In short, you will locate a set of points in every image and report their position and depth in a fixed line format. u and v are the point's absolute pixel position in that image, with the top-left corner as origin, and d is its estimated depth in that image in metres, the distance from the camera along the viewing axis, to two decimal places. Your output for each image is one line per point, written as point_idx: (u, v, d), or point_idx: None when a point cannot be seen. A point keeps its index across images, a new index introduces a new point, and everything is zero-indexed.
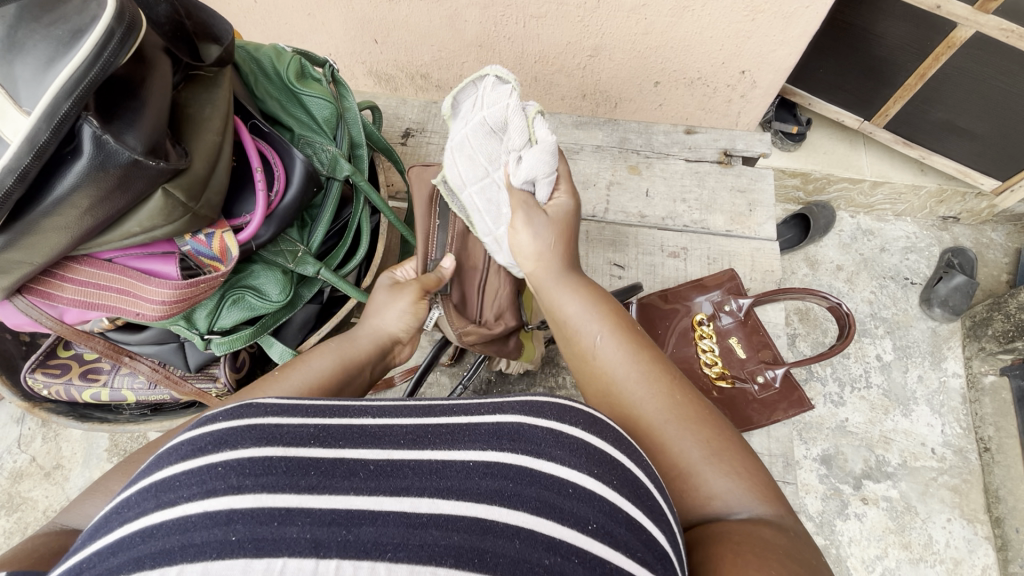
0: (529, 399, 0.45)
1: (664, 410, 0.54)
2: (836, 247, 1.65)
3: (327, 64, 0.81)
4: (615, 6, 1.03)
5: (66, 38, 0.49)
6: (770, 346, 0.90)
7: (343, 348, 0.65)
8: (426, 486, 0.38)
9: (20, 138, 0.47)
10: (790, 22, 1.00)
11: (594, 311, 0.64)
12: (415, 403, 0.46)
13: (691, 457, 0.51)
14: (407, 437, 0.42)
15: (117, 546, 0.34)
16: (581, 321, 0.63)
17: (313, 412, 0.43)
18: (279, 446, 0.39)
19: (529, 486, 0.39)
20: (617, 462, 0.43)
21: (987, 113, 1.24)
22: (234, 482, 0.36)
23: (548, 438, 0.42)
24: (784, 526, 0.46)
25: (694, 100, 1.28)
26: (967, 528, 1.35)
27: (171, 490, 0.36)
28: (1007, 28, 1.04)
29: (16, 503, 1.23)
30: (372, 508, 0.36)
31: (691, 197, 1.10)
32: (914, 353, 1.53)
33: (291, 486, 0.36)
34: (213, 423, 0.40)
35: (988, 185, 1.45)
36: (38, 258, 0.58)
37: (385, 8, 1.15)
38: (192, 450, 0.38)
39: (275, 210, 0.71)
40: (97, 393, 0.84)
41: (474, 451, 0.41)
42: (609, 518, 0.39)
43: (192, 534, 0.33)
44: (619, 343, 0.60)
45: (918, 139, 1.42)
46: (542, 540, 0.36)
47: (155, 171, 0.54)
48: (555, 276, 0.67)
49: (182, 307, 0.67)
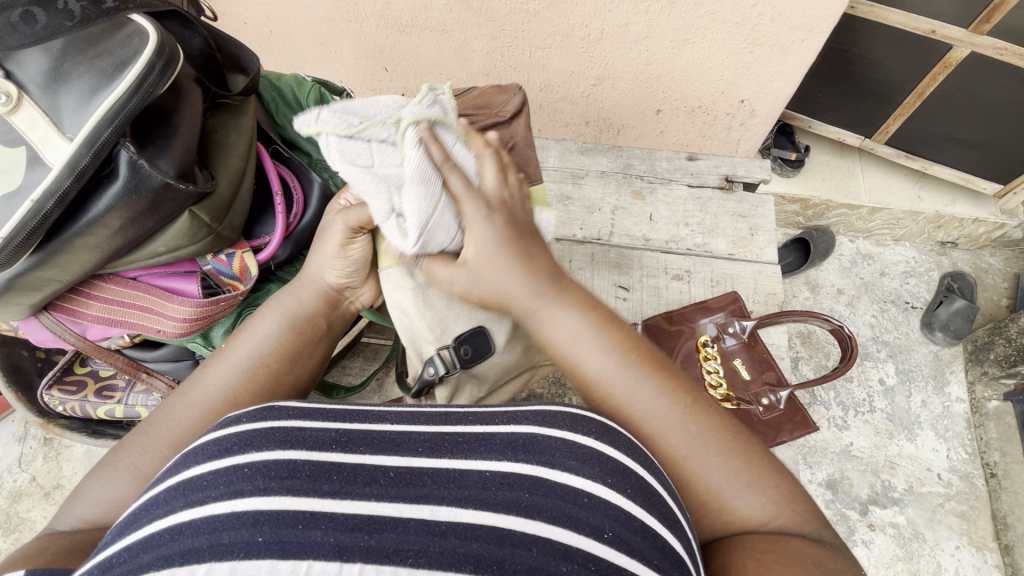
0: (542, 409, 0.47)
1: (688, 441, 0.52)
2: (837, 271, 1.67)
3: (344, 92, 0.85)
4: (618, 37, 1.08)
5: (108, 69, 0.52)
6: (774, 367, 0.92)
7: (287, 308, 0.65)
8: (445, 495, 0.39)
9: (62, 162, 0.50)
10: (788, 53, 1.04)
11: (591, 333, 0.56)
12: (431, 411, 0.47)
13: (720, 484, 0.51)
14: (425, 445, 0.43)
15: (147, 543, 0.35)
16: (574, 345, 0.56)
17: (333, 417, 0.44)
18: (302, 450, 0.40)
19: (545, 496, 0.40)
20: (629, 470, 0.44)
21: (985, 124, 1.28)
22: (260, 484, 0.37)
23: (562, 448, 0.43)
24: (824, 543, 0.49)
25: (695, 128, 1.31)
26: (976, 556, 1.33)
27: (199, 489, 0.38)
28: (1001, 47, 1.10)
29: (14, 524, 1.22)
30: (393, 513, 0.37)
31: (694, 221, 1.13)
32: (917, 377, 1.53)
33: (314, 490, 0.38)
34: (236, 425, 0.42)
35: (989, 189, 1.47)
36: (69, 276, 0.59)
37: (397, 39, 1.20)
38: (218, 451, 0.40)
39: (293, 231, 0.74)
40: (110, 411, 0.86)
41: (488, 461, 0.42)
42: (624, 527, 0.40)
43: (220, 535, 0.35)
44: (629, 373, 0.55)
45: (918, 152, 1.45)
46: (558, 548, 0.37)
47: (184, 193, 0.57)
48: (536, 297, 0.57)
49: (201, 325, 0.69)
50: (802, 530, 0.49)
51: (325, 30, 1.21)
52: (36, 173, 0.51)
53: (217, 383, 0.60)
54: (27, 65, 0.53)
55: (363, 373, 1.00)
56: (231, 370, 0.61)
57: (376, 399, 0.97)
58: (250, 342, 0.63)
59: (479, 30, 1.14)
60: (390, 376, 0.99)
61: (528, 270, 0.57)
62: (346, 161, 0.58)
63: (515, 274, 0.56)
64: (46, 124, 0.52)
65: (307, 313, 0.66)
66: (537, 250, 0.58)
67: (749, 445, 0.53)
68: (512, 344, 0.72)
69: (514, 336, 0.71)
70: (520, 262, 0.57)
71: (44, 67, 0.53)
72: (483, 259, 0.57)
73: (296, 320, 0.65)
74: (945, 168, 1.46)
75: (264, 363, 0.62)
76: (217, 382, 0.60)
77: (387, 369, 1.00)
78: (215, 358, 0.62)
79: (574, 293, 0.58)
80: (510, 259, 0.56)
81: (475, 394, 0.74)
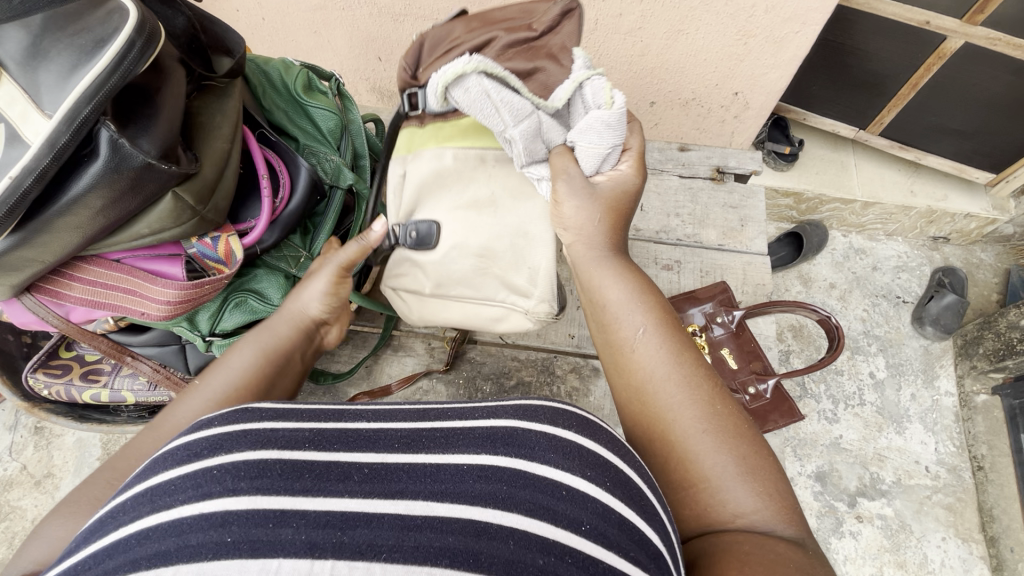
0: (523, 403, 0.47)
1: (702, 417, 0.54)
2: (830, 266, 1.68)
3: (333, 78, 0.85)
4: (612, 28, 1.08)
5: (88, 47, 0.52)
6: (761, 356, 0.93)
7: (263, 341, 0.65)
8: (421, 490, 0.39)
9: (41, 140, 0.50)
10: (782, 46, 1.04)
11: (638, 298, 0.64)
12: (410, 408, 0.48)
13: (713, 467, 0.52)
14: (401, 440, 0.44)
15: (113, 549, 0.35)
16: (623, 306, 0.63)
17: (308, 418, 0.45)
18: (273, 449, 0.40)
19: (524, 489, 0.40)
20: (611, 464, 0.44)
21: (978, 114, 1.29)
22: (229, 485, 0.37)
23: (542, 442, 0.44)
24: (804, 547, 0.47)
25: (689, 120, 1.31)
26: (962, 548, 1.35)
27: (167, 494, 0.37)
28: (995, 37, 1.10)
29: (4, 512, 1.22)
30: (367, 510, 0.37)
31: (685, 211, 1.13)
32: (908, 370, 1.54)
33: (285, 489, 0.38)
34: (208, 428, 0.42)
35: (982, 178, 1.48)
36: (49, 256, 0.59)
37: (390, 27, 1.19)
38: (188, 455, 0.40)
39: (279, 215, 0.74)
40: (97, 394, 0.86)
41: (467, 455, 0.42)
42: (602, 519, 0.40)
43: (187, 536, 0.34)
44: (663, 340, 0.60)
45: (911, 144, 1.46)
46: (535, 541, 0.37)
47: (165, 174, 0.57)
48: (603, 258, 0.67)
49: (185, 308, 0.69)
50: (782, 531, 0.48)
51: (317, 18, 1.21)
52: (15, 151, 0.50)
53: (187, 418, 0.58)
54: (7, 41, 0.53)
55: (351, 359, 0.99)
56: (203, 404, 0.58)
57: (364, 386, 0.96)
58: (225, 375, 0.61)
59: None
60: (378, 363, 0.98)
61: (606, 231, 0.69)
62: (477, 104, 0.70)
63: (600, 228, 0.69)
64: (25, 102, 0.51)
65: (284, 344, 0.66)
66: (621, 228, 0.71)
67: (758, 450, 0.53)
68: (458, 254, 0.76)
69: (460, 250, 0.76)
70: (606, 216, 0.69)
71: (24, 44, 0.53)
72: (601, 195, 0.69)
73: (271, 353, 0.65)
74: (938, 159, 1.47)
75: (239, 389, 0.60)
76: (187, 413, 0.58)
77: (375, 356, 0.99)
78: (186, 392, 0.60)
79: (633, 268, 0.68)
80: (599, 213, 0.69)
81: (420, 288, 0.79)
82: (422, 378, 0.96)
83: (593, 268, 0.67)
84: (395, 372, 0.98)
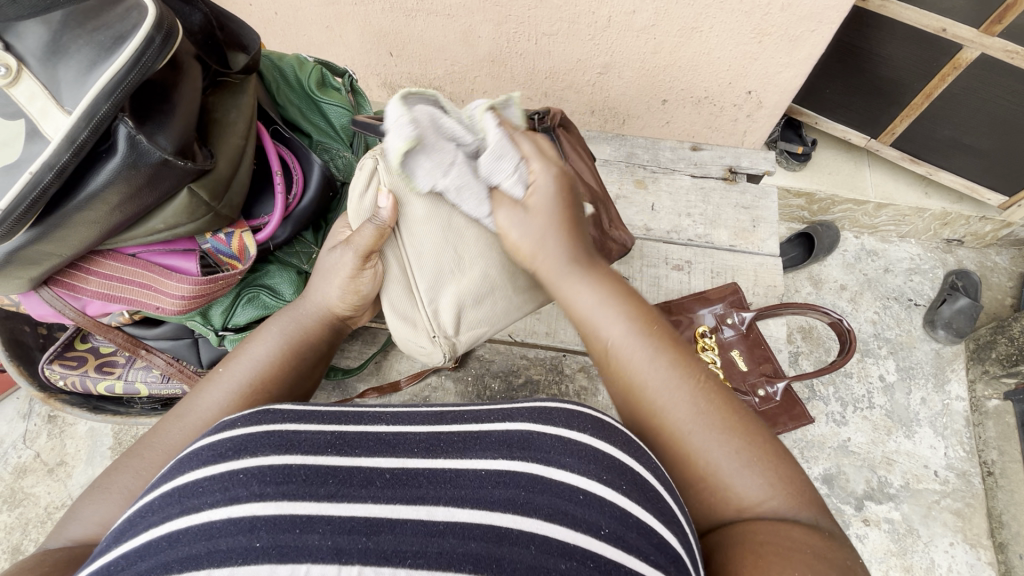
0: (539, 405, 0.47)
1: (692, 418, 0.52)
2: (841, 267, 1.67)
3: (346, 73, 0.85)
4: (625, 26, 1.07)
5: (107, 43, 0.53)
6: (771, 359, 0.92)
7: (285, 329, 0.67)
8: (442, 495, 0.40)
9: (61, 136, 0.51)
10: (797, 45, 1.03)
11: (608, 304, 0.60)
12: (428, 414, 0.48)
13: (718, 463, 0.50)
14: (421, 445, 0.44)
15: (144, 551, 0.35)
16: (595, 316, 0.60)
17: (326, 421, 0.45)
18: (296, 454, 0.41)
19: (542, 494, 0.40)
20: (627, 466, 0.44)
21: (993, 131, 1.26)
22: (256, 490, 0.38)
23: (558, 446, 0.44)
24: (820, 529, 0.47)
25: (701, 119, 1.30)
26: (970, 553, 1.33)
27: (195, 496, 0.38)
28: (1012, 50, 1.07)
29: (18, 498, 1.24)
30: (390, 515, 0.38)
31: (697, 211, 1.12)
32: (918, 374, 1.53)
33: (310, 494, 0.38)
34: (231, 429, 0.43)
35: (994, 199, 1.45)
36: (67, 251, 0.60)
37: (402, 23, 1.19)
38: (212, 456, 0.40)
39: (292, 212, 0.74)
40: (111, 385, 0.87)
41: (484, 460, 0.43)
42: (621, 524, 0.40)
43: (218, 541, 0.35)
44: (642, 342, 0.57)
45: (924, 156, 1.44)
46: (556, 545, 0.37)
47: (181, 171, 0.57)
48: (562, 268, 0.62)
49: (199, 302, 0.70)
50: (798, 516, 0.48)
51: (330, 14, 1.21)
52: (34, 147, 0.51)
53: (213, 408, 0.59)
54: (27, 37, 0.53)
55: (361, 356, 0.99)
56: (227, 395, 0.60)
57: (373, 381, 0.97)
58: (245, 364, 0.63)
59: (485, 15, 1.12)
60: (387, 359, 0.98)
61: (561, 232, 0.63)
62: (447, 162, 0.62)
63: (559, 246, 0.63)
64: (44, 98, 0.52)
65: (306, 334, 0.68)
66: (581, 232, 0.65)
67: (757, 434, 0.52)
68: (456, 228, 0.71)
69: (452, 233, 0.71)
70: (558, 223, 0.63)
71: (44, 40, 0.53)
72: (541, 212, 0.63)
73: (293, 342, 0.66)
74: (951, 175, 1.45)
75: (260, 383, 0.62)
76: (211, 407, 0.59)
77: (384, 352, 0.99)
78: (211, 380, 0.62)
79: (606, 269, 0.63)
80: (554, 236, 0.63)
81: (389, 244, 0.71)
82: (431, 375, 0.96)
83: (558, 281, 0.62)
84: (404, 368, 0.98)
